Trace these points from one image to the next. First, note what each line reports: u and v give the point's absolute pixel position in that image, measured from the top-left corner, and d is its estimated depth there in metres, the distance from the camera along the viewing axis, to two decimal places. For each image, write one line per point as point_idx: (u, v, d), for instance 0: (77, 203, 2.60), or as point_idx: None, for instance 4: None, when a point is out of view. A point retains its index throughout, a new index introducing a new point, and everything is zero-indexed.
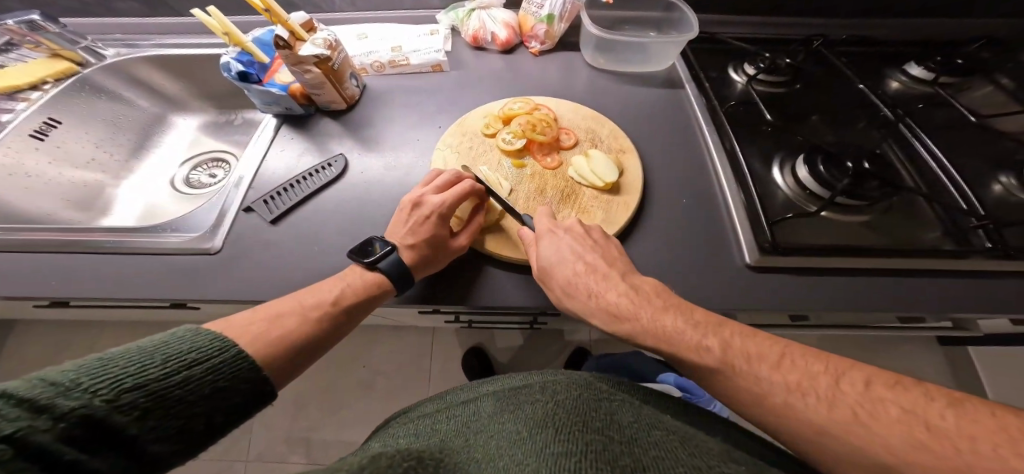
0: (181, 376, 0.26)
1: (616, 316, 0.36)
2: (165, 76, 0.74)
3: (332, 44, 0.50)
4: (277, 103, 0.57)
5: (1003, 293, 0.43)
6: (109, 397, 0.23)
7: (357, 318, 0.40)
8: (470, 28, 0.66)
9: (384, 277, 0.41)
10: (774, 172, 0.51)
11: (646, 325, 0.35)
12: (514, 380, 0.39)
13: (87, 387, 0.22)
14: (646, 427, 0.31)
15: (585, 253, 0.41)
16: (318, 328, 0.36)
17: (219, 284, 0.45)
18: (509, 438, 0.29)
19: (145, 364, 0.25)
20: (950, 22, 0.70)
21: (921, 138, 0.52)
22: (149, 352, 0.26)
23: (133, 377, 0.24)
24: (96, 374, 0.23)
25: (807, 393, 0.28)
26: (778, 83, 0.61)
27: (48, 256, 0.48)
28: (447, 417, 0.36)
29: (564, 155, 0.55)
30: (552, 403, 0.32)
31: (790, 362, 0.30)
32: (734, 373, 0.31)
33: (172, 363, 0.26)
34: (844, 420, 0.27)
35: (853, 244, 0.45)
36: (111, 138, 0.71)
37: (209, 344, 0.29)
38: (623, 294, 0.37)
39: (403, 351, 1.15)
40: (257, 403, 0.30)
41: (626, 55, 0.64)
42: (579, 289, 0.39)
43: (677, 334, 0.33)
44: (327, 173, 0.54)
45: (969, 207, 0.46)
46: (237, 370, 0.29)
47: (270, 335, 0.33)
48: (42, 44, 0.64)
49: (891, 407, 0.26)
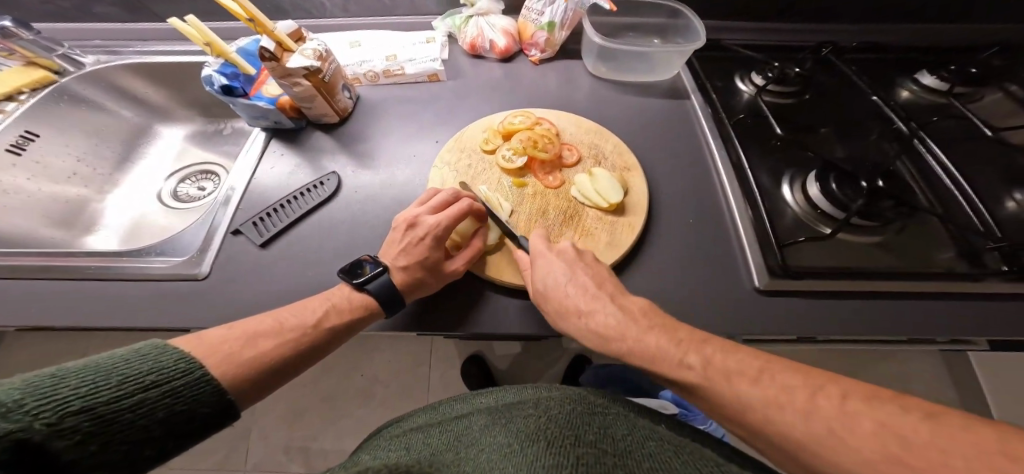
0: (135, 398, 0.25)
1: (603, 337, 0.35)
2: (149, 84, 0.71)
3: (322, 55, 0.48)
4: (265, 117, 0.54)
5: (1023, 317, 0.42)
6: (52, 420, 0.22)
7: (341, 338, 0.38)
8: (468, 35, 0.64)
9: (372, 299, 0.39)
10: (783, 188, 0.49)
11: (629, 347, 0.33)
12: (511, 395, 0.38)
13: (29, 409, 0.21)
14: (640, 439, 0.29)
15: (576, 276, 0.39)
16: (293, 348, 0.34)
17: (205, 312, 0.43)
18: (498, 450, 0.27)
19: (99, 385, 0.24)
20: (960, 29, 0.68)
21: (934, 153, 0.50)
22: (105, 371, 0.25)
23: (82, 400, 0.23)
24: (42, 394, 0.22)
25: (783, 407, 0.26)
26: (786, 93, 0.59)
27: (24, 281, 0.46)
28: (441, 430, 0.35)
29: (567, 173, 0.53)
30: (545, 416, 0.31)
31: (769, 378, 0.28)
32: (718, 389, 0.28)
33: (127, 385, 0.25)
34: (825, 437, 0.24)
35: (867, 267, 0.43)
36: (93, 150, 0.68)
37: (173, 365, 0.27)
38: (610, 315, 0.36)
39: (402, 360, 1.13)
40: (213, 427, 0.29)
41: (630, 64, 0.62)
42: (567, 309, 0.37)
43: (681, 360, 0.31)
44: (319, 191, 0.51)
45: (984, 228, 0.45)
46: (199, 394, 0.28)
47: (242, 356, 0.31)
48: (16, 52, 0.60)
49: (868, 422, 0.23)
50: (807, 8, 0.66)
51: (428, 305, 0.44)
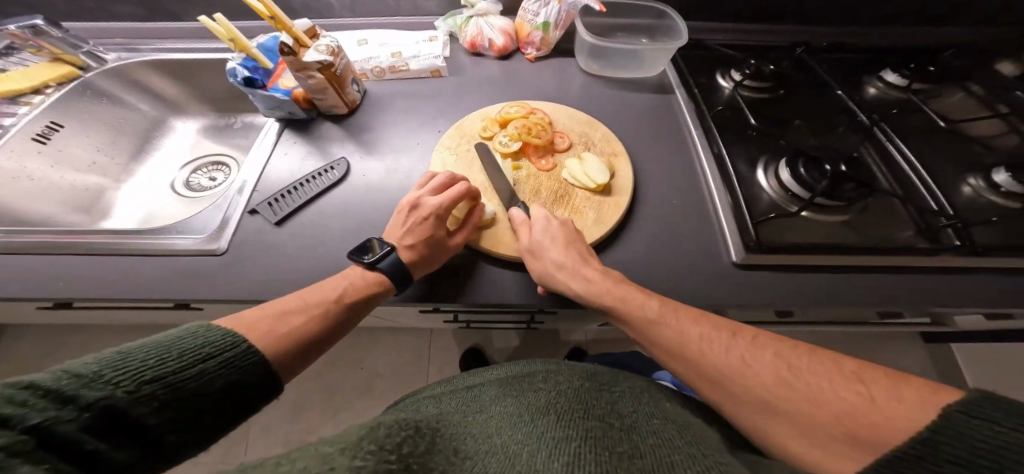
0: (196, 368, 0.28)
1: (582, 292, 0.41)
2: (166, 80, 0.75)
3: (334, 50, 0.52)
4: (281, 108, 0.58)
5: (973, 288, 0.46)
6: (130, 388, 0.24)
7: (360, 314, 0.41)
8: (468, 34, 0.68)
9: (384, 277, 0.42)
10: (758, 174, 0.53)
11: (585, 291, 0.41)
12: (520, 368, 0.42)
13: (109, 379, 0.24)
14: (645, 416, 0.32)
15: (557, 238, 0.45)
16: (324, 326, 0.37)
17: (224, 284, 0.46)
18: (511, 421, 0.31)
19: (162, 357, 0.27)
20: (926, 32, 0.73)
21: (894, 141, 0.55)
22: (164, 346, 0.28)
23: (152, 370, 0.26)
24: (117, 366, 0.25)
25: (746, 355, 0.32)
26: (763, 88, 0.63)
27: (55, 258, 0.49)
28: (455, 395, 0.39)
29: (559, 157, 0.57)
30: (553, 392, 0.34)
31: (713, 326, 0.35)
32: (656, 329, 0.37)
33: (187, 356, 0.28)
34: (731, 366, 0.32)
35: (832, 243, 0.47)
36: (111, 142, 0.71)
37: (221, 339, 0.30)
38: (592, 273, 0.42)
39: (402, 351, 1.16)
40: (264, 393, 0.32)
41: (620, 62, 0.67)
42: (553, 268, 0.42)
43: (637, 302, 0.38)
44: (330, 176, 0.55)
45: (938, 206, 0.49)
46: (248, 363, 0.31)
47: (278, 331, 0.34)
48: (44, 48, 0.64)
49: (766, 356, 0.32)
50: (784, 10, 0.71)
51: (432, 279, 0.47)
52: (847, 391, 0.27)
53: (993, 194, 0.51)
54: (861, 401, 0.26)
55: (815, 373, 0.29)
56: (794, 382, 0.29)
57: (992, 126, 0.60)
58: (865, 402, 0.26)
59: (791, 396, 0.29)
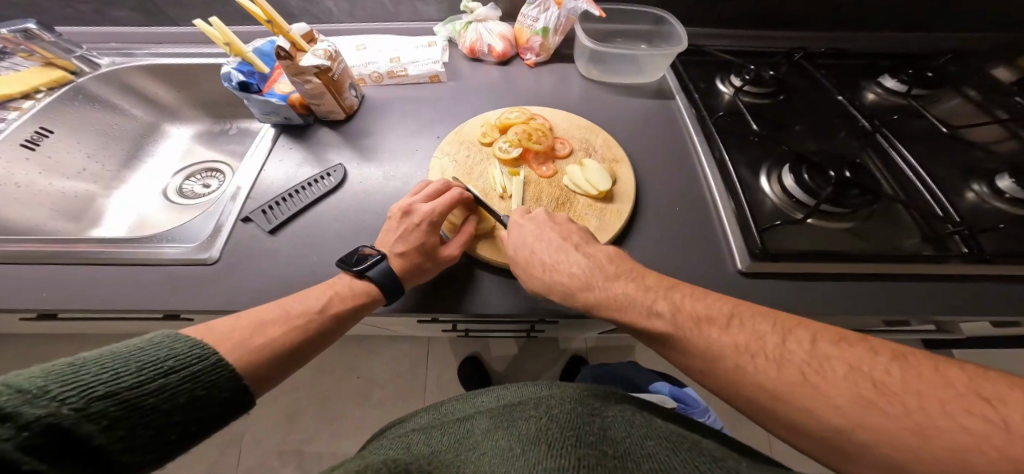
0: (157, 384, 0.25)
1: (572, 286, 0.39)
2: (160, 85, 0.73)
3: (332, 54, 0.51)
4: (276, 113, 0.57)
5: (981, 296, 0.45)
6: (78, 405, 0.22)
7: (345, 325, 0.40)
8: (467, 39, 0.67)
9: (373, 285, 0.41)
10: (761, 180, 0.53)
11: (598, 295, 0.37)
12: (511, 394, 0.40)
13: (54, 394, 0.21)
14: (640, 440, 0.31)
15: (549, 236, 0.43)
16: (302, 337, 0.36)
17: (214, 294, 0.45)
18: (502, 455, 0.30)
19: (119, 371, 0.24)
20: (923, 38, 0.74)
21: (897, 148, 0.54)
22: (122, 359, 0.25)
23: (105, 385, 0.23)
24: (66, 381, 0.22)
25: (750, 354, 0.30)
26: (763, 94, 0.63)
27: (40, 267, 0.47)
28: (447, 428, 0.38)
29: (560, 164, 0.56)
30: (545, 418, 0.33)
31: (731, 323, 0.32)
32: (688, 335, 0.33)
33: (147, 371, 0.25)
34: (797, 382, 0.28)
35: (838, 251, 0.47)
36: (103, 148, 0.70)
37: (188, 351, 0.28)
38: (580, 266, 0.40)
39: (399, 359, 1.15)
40: (234, 412, 0.30)
41: (620, 67, 0.66)
42: (536, 263, 0.41)
43: (629, 300, 0.36)
44: (325, 182, 0.54)
45: (944, 214, 0.49)
46: (217, 379, 0.28)
47: (253, 343, 0.32)
48: (37, 53, 0.63)
49: (837, 364, 0.28)
50: (782, 16, 0.71)
51: (429, 288, 0.46)
52: (952, 415, 0.24)
53: (997, 200, 0.51)
54: (974, 433, 0.23)
55: (910, 386, 0.26)
56: (892, 401, 0.25)
57: (994, 132, 0.59)
58: (982, 434, 0.23)
59: (884, 422, 0.25)
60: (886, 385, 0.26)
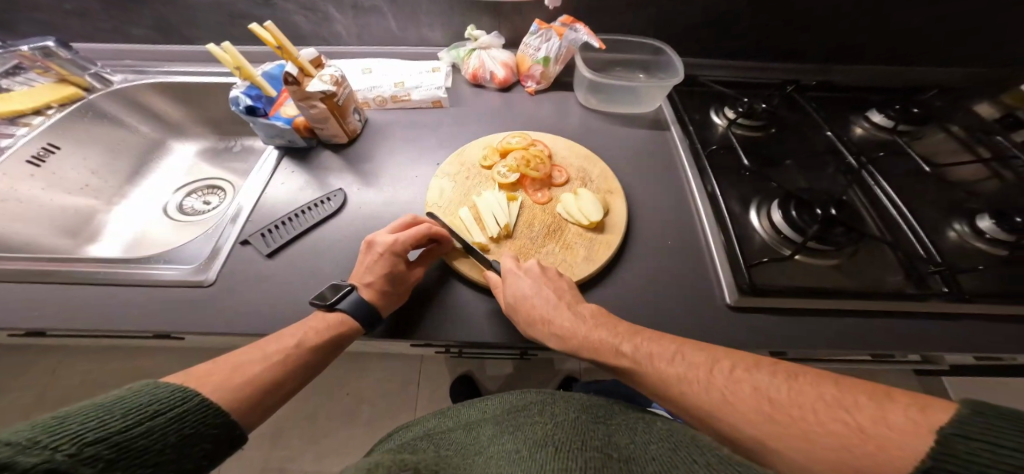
0: (144, 426, 0.27)
1: (563, 338, 0.39)
2: (168, 101, 0.75)
3: (339, 80, 0.52)
4: (281, 136, 0.59)
5: (968, 334, 0.46)
6: (72, 451, 0.23)
7: (328, 353, 0.40)
8: (470, 66, 0.69)
9: (349, 317, 0.41)
10: (751, 214, 0.54)
11: (581, 343, 0.38)
12: (516, 399, 0.43)
13: (46, 444, 0.22)
14: (642, 444, 0.33)
15: (540, 289, 0.43)
16: (287, 372, 0.36)
17: (210, 317, 0.46)
18: (511, 457, 0.32)
19: (105, 419, 0.25)
20: (912, 74, 0.76)
21: (881, 186, 0.56)
22: (104, 407, 0.26)
23: (94, 431, 0.24)
24: (53, 431, 0.23)
25: (690, 382, 0.32)
26: (755, 127, 0.64)
27: (40, 285, 0.48)
28: (455, 431, 0.40)
29: (555, 191, 0.58)
30: (551, 425, 0.36)
31: (681, 358, 0.34)
32: (645, 370, 0.34)
33: (132, 415, 0.27)
34: (721, 402, 0.30)
35: (824, 288, 0.47)
36: (107, 163, 0.72)
37: (169, 394, 0.29)
38: (569, 320, 0.40)
39: (395, 372, 1.15)
40: (226, 446, 0.31)
41: (619, 97, 0.68)
42: (533, 319, 0.41)
43: (602, 346, 0.37)
44: (325, 207, 0.55)
45: (926, 253, 0.50)
46: (203, 416, 0.29)
47: (234, 381, 0.33)
48: (52, 70, 0.65)
49: (748, 385, 0.30)
50: (775, 50, 0.73)
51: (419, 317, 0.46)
52: (835, 421, 0.26)
53: (978, 240, 0.52)
54: (852, 432, 0.25)
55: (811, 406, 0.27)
56: (786, 416, 0.28)
57: (976, 170, 0.61)
58: (862, 436, 0.25)
59: (789, 429, 0.27)
60: (783, 404, 0.28)
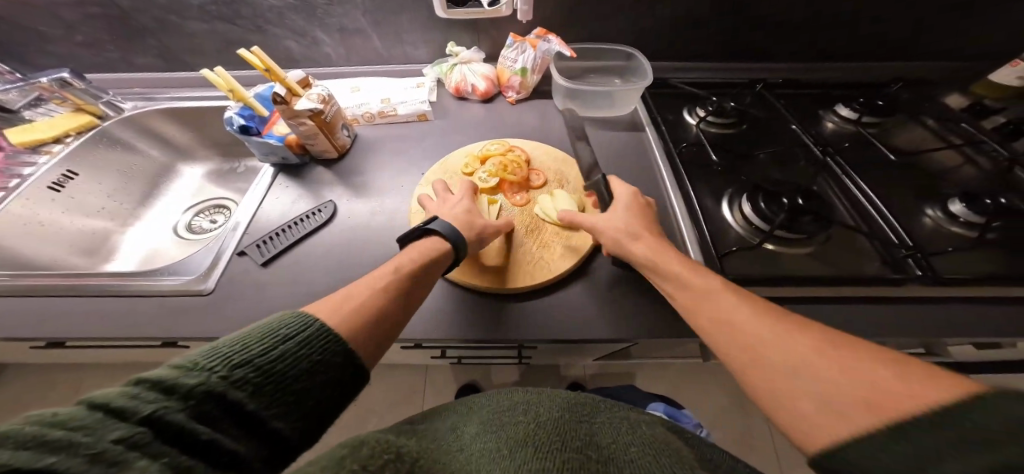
0: (280, 351, 0.28)
1: (645, 249, 0.44)
2: (175, 126, 0.80)
3: (325, 98, 0.56)
4: (274, 153, 0.62)
5: (954, 317, 0.45)
6: (224, 373, 0.24)
7: (421, 282, 0.42)
8: (453, 80, 0.73)
9: (443, 238, 0.46)
10: (723, 208, 0.55)
11: (673, 262, 0.41)
12: (504, 399, 0.44)
13: (204, 366, 0.24)
14: (624, 446, 0.35)
15: (639, 221, 0.48)
16: (387, 299, 0.38)
17: (208, 323, 0.49)
18: (490, 455, 0.33)
19: (248, 343, 0.27)
20: (887, 66, 0.77)
21: (851, 174, 0.57)
22: (248, 333, 0.28)
23: (240, 354, 0.26)
24: (211, 355, 0.25)
25: (770, 313, 0.33)
26: (727, 124, 0.66)
27: (53, 298, 0.52)
28: (443, 427, 0.41)
29: (534, 193, 0.60)
30: (533, 424, 0.37)
31: (777, 307, 0.34)
32: (725, 288, 0.37)
33: (271, 340, 0.28)
34: (777, 333, 0.31)
35: (798, 275, 0.47)
36: (122, 188, 0.77)
37: (295, 322, 0.30)
38: (658, 244, 0.44)
39: (399, 383, 1.16)
40: (352, 377, 0.32)
41: (595, 102, 0.71)
42: (622, 232, 0.46)
43: (695, 267, 0.41)
44: (317, 218, 0.58)
45: (898, 239, 0.50)
46: (327, 345, 0.30)
47: (349, 307, 0.35)
48: (68, 100, 0.71)
49: (825, 336, 0.30)
50: (747, 48, 0.75)
51: None
52: (883, 373, 0.25)
53: (953, 225, 0.52)
54: (893, 381, 0.24)
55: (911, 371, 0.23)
56: (833, 357, 0.27)
57: (952, 157, 0.61)
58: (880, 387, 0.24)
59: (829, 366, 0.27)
60: (847, 346, 0.28)
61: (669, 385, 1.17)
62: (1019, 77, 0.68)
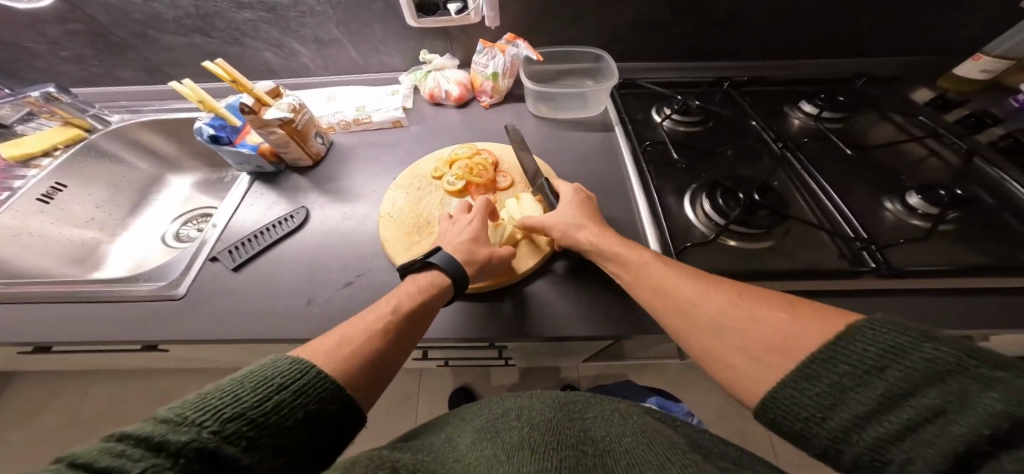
0: (273, 401, 0.28)
1: (593, 238, 0.47)
2: (161, 137, 0.83)
3: (295, 107, 0.58)
4: (248, 162, 0.64)
5: (913, 309, 0.45)
6: (215, 428, 0.24)
7: (420, 317, 0.41)
8: (427, 87, 0.75)
9: (440, 271, 0.45)
10: (685, 205, 0.56)
11: (614, 245, 0.45)
12: (496, 408, 0.44)
13: (195, 421, 0.24)
14: (618, 437, 0.36)
15: (584, 209, 0.51)
16: (384, 340, 0.37)
17: (182, 327, 0.50)
18: (488, 461, 0.33)
19: (238, 393, 0.27)
20: (858, 61, 0.77)
21: (809, 169, 0.58)
22: (239, 382, 0.28)
23: (230, 408, 0.26)
24: (199, 407, 0.25)
25: (694, 280, 0.38)
26: (692, 123, 0.67)
27: (37, 306, 0.53)
28: (438, 442, 0.40)
29: (500, 195, 0.61)
30: (526, 428, 0.38)
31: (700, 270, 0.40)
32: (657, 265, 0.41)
33: (261, 390, 0.28)
34: (707, 297, 0.36)
35: (756, 269, 0.48)
36: (110, 198, 0.79)
37: (288, 368, 0.31)
38: (602, 231, 0.48)
39: (394, 386, 1.18)
40: (348, 422, 0.33)
41: (565, 104, 0.72)
42: (569, 223, 0.49)
43: (633, 247, 0.45)
44: (289, 223, 0.60)
45: (852, 231, 0.50)
46: (322, 390, 0.31)
47: (342, 352, 0.35)
48: (56, 114, 0.74)
49: (738, 292, 0.35)
50: (715, 48, 0.76)
51: None
52: (786, 316, 0.31)
53: (912, 217, 0.52)
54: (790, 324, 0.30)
55: (855, 330, 0.25)
56: (750, 312, 0.33)
57: (918, 150, 0.62)
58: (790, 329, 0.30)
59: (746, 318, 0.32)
60: (755, 301, 0.33)
61: (664, 385, 1.17)
62: (982, 70, 0.68)
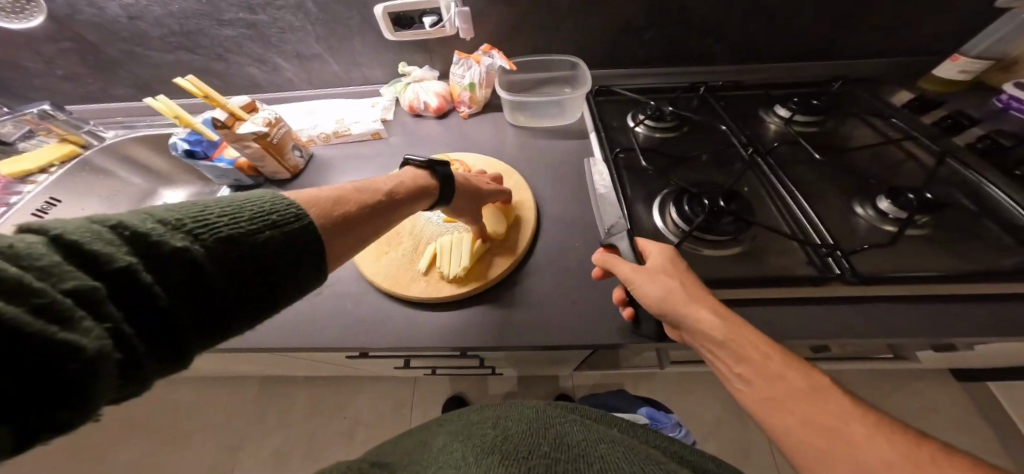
0: (261, 234, 0.27)
1: (711, 325, 0.36)
2: (152, 152, 0.86)
3: (271, 121, 0.60)
4: (226, 176, 0.66)
5: (885, 316, 0.44)
6: (202, 241, 0.24)
7: (401, 209, 0.42)
8: (406, 99, 0.76)
9: (430, 182, 0.46)
10: (653, 212, 0.55)
11: (735, 340, 0.35)
12: (472, 415, 0.44)
13: (185, 228, 0.24)
14: (592, 443, 0.36)
15: (687, 282, 0.40)
16: (370, 209, 0.37)
17: None
18: (459, 466, 0.33)
19: (237, 215, 0.26)
20: (839, 63, 0.76)
21: (778, 173, 0.57)
22: (239, 204, 0.27)
23: (218, 226, 0.25)
24: (194, 215, 0.25)
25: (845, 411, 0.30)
26: (664, 129, 0.67)
27: None
28: (410, 447, 0.40)
29: None
30: (502, 435, 0.37)
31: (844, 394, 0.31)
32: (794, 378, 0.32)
33: (257, 221, 0.27)
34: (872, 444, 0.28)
35: (722, 277, 0.47)
36: (104, 212, 0.81)
37: (287, 210, 0.29)
38: (717, 315, 0.37)
39: (387, 395, 1.17)
40: (313, 279, 0.30)
41: (540, 113, 0.73)
42: (677, 300, 0.38)
43: (760, 344, 0.34)
44: None
45: (819, 238, 0.49)
46: (305, 237, 0.29)
47: (330, 204, 0.33)
48: (52, 131, 0.76)
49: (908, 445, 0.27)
50: (691, 53, 0.76)
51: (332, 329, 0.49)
52: None
53: (884, 223, 0.51)
54: None
55: None
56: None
57: (897, 152, 0.60)
58: None
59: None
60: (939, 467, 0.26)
61: (660, 395, 1.15)
62: (960, 72, 0.68)
